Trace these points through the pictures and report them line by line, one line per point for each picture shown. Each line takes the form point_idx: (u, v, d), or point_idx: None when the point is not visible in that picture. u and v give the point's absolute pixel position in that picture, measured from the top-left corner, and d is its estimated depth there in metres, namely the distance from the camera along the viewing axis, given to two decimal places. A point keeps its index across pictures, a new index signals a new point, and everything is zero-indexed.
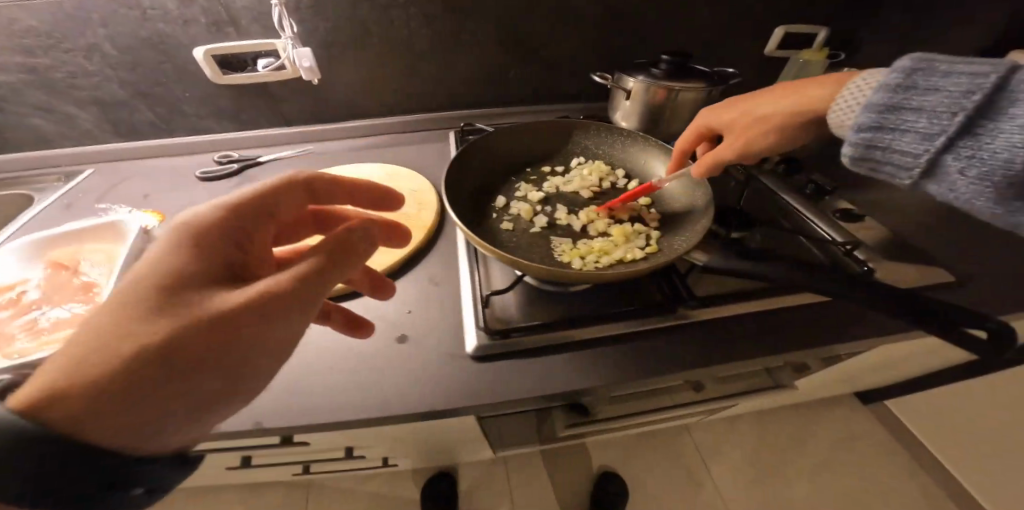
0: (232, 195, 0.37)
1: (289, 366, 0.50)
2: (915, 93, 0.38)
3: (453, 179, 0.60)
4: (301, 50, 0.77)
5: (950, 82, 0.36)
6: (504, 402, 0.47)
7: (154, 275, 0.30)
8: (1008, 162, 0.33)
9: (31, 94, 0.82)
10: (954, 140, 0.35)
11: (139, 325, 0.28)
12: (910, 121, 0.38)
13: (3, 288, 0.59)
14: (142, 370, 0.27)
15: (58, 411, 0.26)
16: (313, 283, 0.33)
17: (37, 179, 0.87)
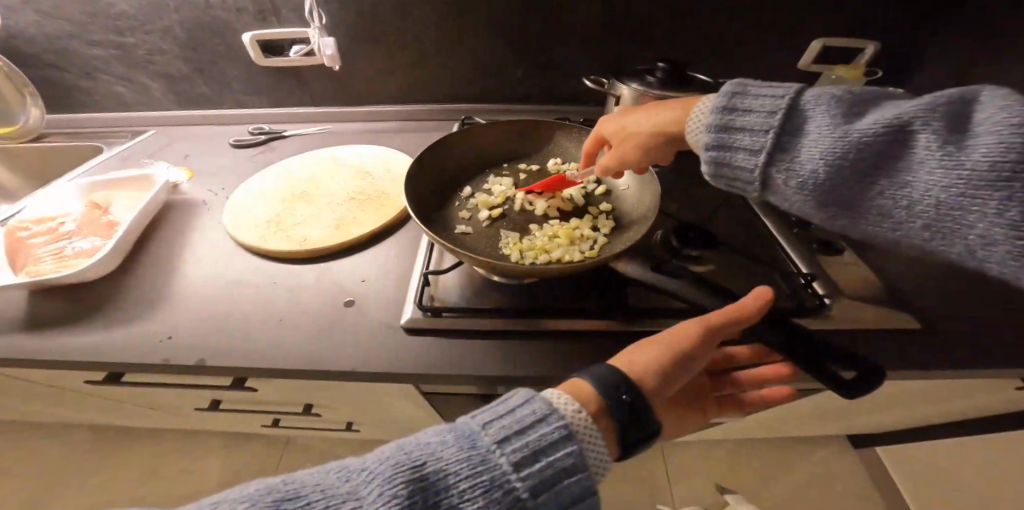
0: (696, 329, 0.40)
1: (249, 313, 0.56)
2: (737, 114, 0.40)
3: (423, 170, 0.66)
4: (325, 40, 0.83)
5: (757, 103, 0.39)
6: (422, 375, 0.50)
7: (686, 326, 0.40)
8: (818, 167, 0.35)
9: (113, 65, 0.96)
10: (779, 150, 0.37)
11: (634, 353, 0.39)
12: (738, 139, 0.40)
13: (48, 219, 0.71)
14: (457, 448, 0.28)
15: (438, 474, 0.27)
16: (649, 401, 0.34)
17: (108, 136, 1.01)
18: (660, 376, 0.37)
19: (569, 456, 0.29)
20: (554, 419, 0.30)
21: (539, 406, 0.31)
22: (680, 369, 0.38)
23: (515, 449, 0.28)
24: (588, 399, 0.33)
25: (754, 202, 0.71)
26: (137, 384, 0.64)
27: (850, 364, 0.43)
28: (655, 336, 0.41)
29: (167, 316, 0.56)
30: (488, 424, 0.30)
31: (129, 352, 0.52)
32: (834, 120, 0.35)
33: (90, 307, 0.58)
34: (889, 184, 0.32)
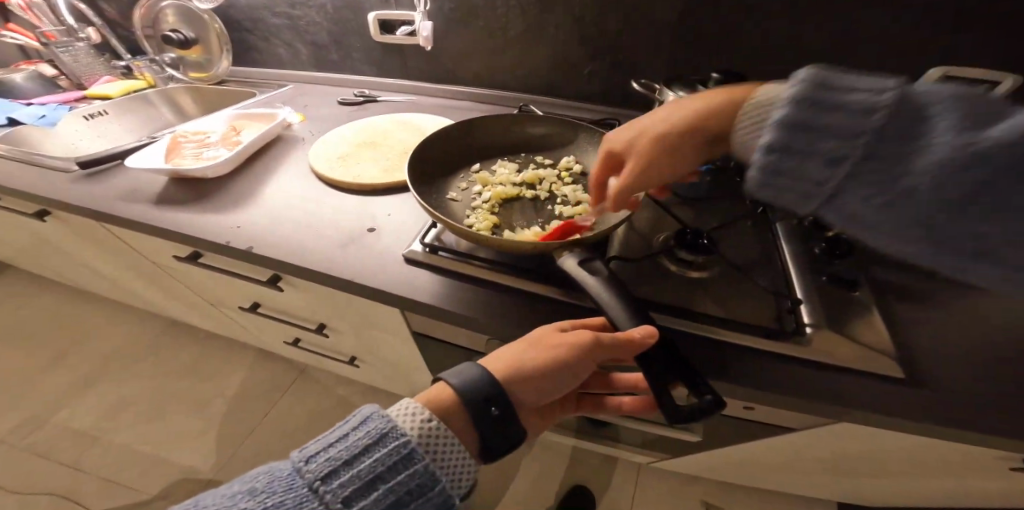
0: (571, 348, 0.46)
1: (296, 221, 0.71)
2: (833, 106, 0.35)
3: (449, 140, 0.72)
4: (425, 23, 0.98)
5: (859, 96, 0.34)
6: (409, 298, 0.60)
7: (567, 345, 0.46)
8: (888, 174, 0.33)
9: (270, 27, 1.19)
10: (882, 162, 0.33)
11: (510, 358, 0.47)
12: (824, 136, 0.35)
13: (198, 133, 0.91)
14: (288, 471, 0.36)
15: (272, 492, 0.34)
16: (484, 409, 0.43)
17: (262, 85, 1.27)
18: (533, 377, 0.45)
19: (410, 477, 0.37)
20: (393, 440, 0.38)
21: (375, 428, 0.38)
22: (546, 383, 0.46)
23: (343, 482, 0.35)
24: (451, 408, 0.43)
25: (782, 226, 0.69)
26: (206, 265, 0.81)
27: (695, 395, 0.41)
28: (535, 343, 0.47)
29: (242, 212, 0.73)
30: (314, 461, 0.36)
31: (209, 231, 0.69)
32: (960, 132, 0.31)
33: (202, 197, 0.77)
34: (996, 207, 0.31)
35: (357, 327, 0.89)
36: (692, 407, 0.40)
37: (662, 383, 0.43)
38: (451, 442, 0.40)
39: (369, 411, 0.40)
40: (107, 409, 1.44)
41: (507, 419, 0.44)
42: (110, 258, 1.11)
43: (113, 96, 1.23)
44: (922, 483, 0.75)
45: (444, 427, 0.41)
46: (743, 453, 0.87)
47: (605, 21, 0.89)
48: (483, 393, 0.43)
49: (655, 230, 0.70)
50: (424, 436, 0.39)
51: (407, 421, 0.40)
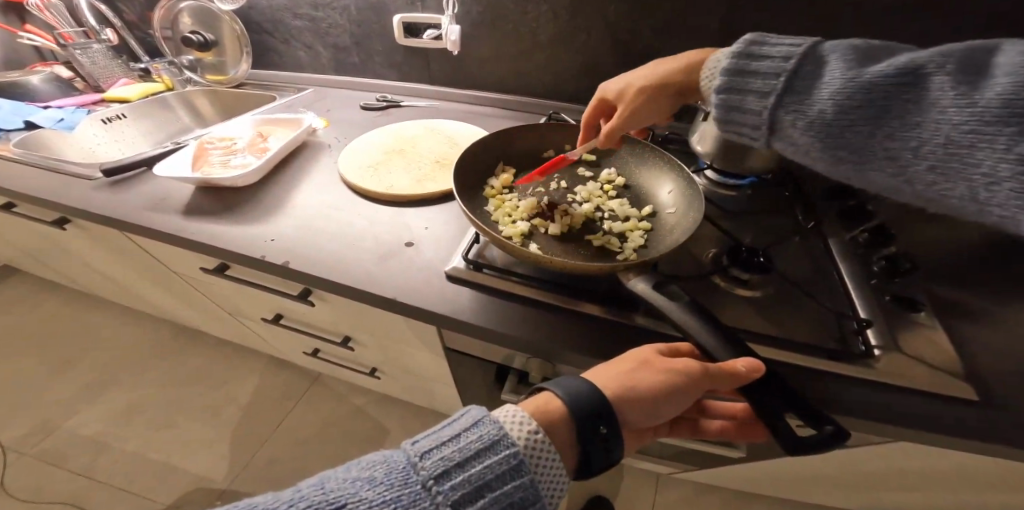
0: (680, 375, 0.43)
1: (330, 233, 0.69)
2: (759, 59, 0.46)
3: (485, 151, 0.69)
4: (453, 27, 0.95)
5: (775, 50, 0.45)
6: (453, 316, 0.58)
7: (673, 370, 0.43)
8: (830, 109, 0.40)
9: (287, 29, 1.16)
10: (849, 97, 0.39)
11: (620, 376, 0.43)
12: (756, 83, 0.45)
13: (224, 139, 0.89)
14: (403, 465, 0.34)
15: (390, 483, 0.33)
16: (587, 431, 0.40)
17: (281, 89, 1.24)
18: (638, 400, 0.42)
19: (517, 488, 0.35)
20: (503, 448, 0.36)
21: (487, 433, 0.36)
22: (656, 406, 0.43)
23: (454, 484, 0.33)
24: (558, 423, 0.40)
25: (835, 244, 0.67)
26: (234, 277, 0.79)
27: (814, 425, 0.40)
28: (644, 365, 0.44)
29: (274, 224, 0.71)
30: (428, 457, 0.35)
31: (244, 245, 0.67)
32: (844, 66, 0.40)
33: (232, 207, 0.75)
34: (908, 125, 0.37)
35: (384, 340, 0.87)
36: (816, 438, 0.39)
37: (780, 413, 0.41)
38: (555, 457, 0.38)
39: (478, 414, 0.38)
40: (120, 414, 1.43)
41: (613, 440, 0.41)
42: (126, 264, 1.10)
43: (131, 99, 1.20)
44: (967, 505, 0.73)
45: (550, 440, 0.38)
46: (778, 469, 0.85)
47: (643, 26, 0.86)
48: (594, 412, 0.40)
49: (702, 246, 0.68)
50: (532, 446, 0.37)
51: (515, 428, 0.38)
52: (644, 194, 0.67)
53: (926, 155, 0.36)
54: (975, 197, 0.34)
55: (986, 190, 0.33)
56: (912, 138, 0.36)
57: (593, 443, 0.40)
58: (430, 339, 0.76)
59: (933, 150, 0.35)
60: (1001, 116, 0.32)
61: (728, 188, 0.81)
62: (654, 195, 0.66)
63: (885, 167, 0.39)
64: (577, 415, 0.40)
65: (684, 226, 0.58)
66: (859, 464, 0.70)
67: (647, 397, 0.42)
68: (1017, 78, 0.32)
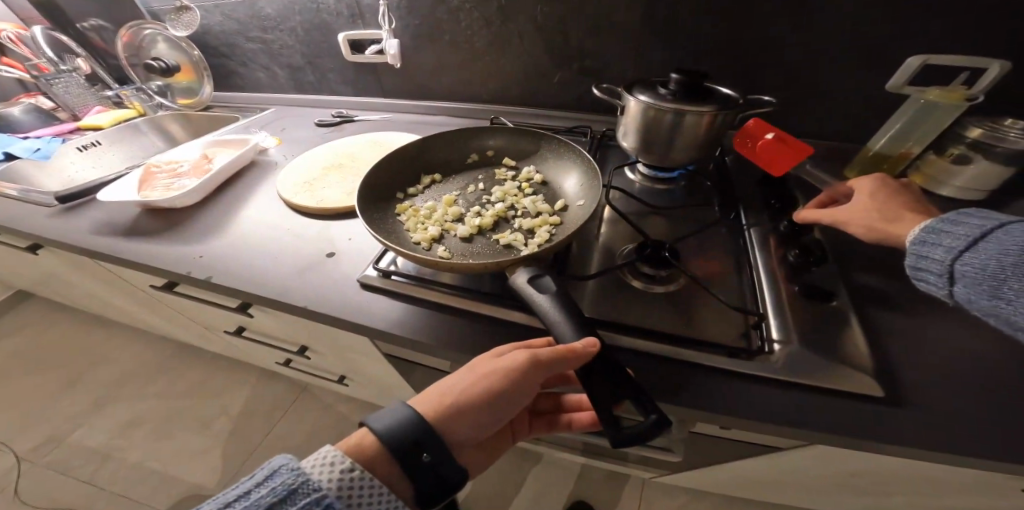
0: (498, 377, 0.43)
1: (259, 249, 0.71)
2: (949, 224, 0.45)
3: (405, 160, 0.71)
4: (391, 41, 0.98)
5: (960, 224, 0.44)
6: (365, 326, 0.59)
7: (499, 371, 0.43)
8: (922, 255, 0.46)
9: (245, 51, 1.19)
10: (931, 225, 0.47)
11: (441, 394, 0.44)
12: (936, 237, 0.46)
13: (172, 162, 0.92)
14: None
15: None
16: (408, 454, 0.41)
17: (245, 110, 1.27)
18: (464, 409, 0.43)
19: None
20: (302, 494, 0.37)
21: (284, 483, 0.38)
22: (482, 415, 0.44)
23: None
24: (373, 456, 0.41)
25: (755, 234, 0.69)
26: (181, 294, 0.82)
27: (642, 410, 0.38)
28: (468, 373, 0.45)
29: (208, 242, 0.74)
30: None
31: (175, 265, 0.69)
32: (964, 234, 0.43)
33: (175, 228, 0.78)
34: (974, 272, 0.42)
35: (335, 350, 0.89)
36: (640, 427, 0.37)
37: (615, 401, 0.40)
38: (370, 488, 0.39)
39: (279, 463, 0.39)
40: (120, 425, 1.46)
41: (442, 459, 0.42)
42: (100, 286, 1.12)
43: (103, 126, 1.26)
44: (925, 495, 0.72)
45: (362, 476, 0.39)
46: (737, 466, 0.84)
47: (574, 29, 0.87)
48: (409, 440, 0.41)
49: (622, 243, 0.69)
50: (341, 486, 0.38)
51: (321, 472, 0.39)
52: (558, 191, 0.67)
53: (976, 277, 0.42)
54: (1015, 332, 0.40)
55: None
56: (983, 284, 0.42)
57: (421, 463, 0.41)
58: (371, 348, 0.79)
59: (980, 273, 0.41)
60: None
61: (662, 183, 0.82)
62: (568, 192, 0.66)
63: (943, 290, 0.45)
64: (390, 442, 0.41)
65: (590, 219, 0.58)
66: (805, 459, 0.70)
67: (469, 408, 0.43)
68: None
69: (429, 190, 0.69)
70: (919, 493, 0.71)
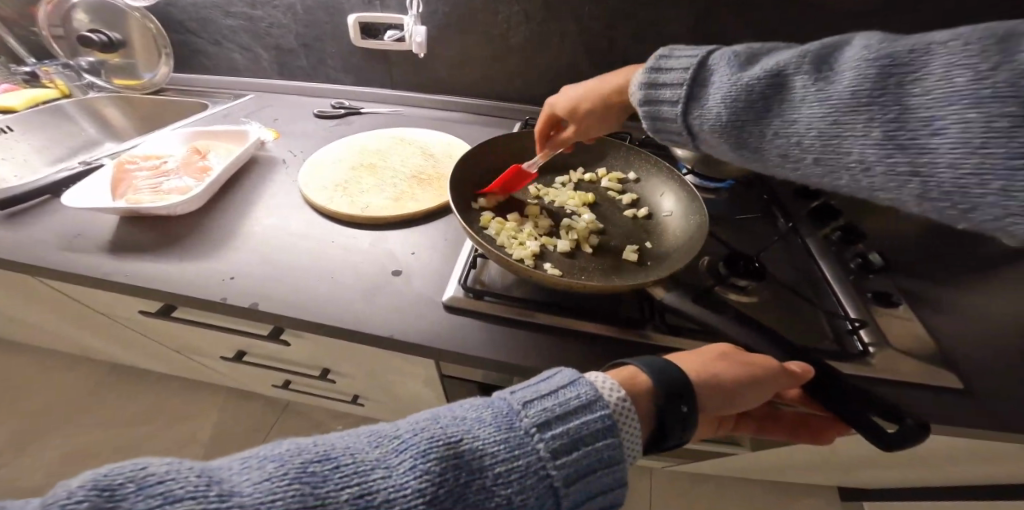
0: (766, 374, 0.40)
1: (302, 267, 0.60)
2: (798, 75, 0.36)
3: (469, 166, 0.64)
4: (417, 28, 0.88)
5: (814, 79, 0.35)
6: (458, 352, 0.52)
7: (763, 367, 0.41)
8: (807, 131, 0.35)
9: (218, 29, 1.02)
10: (754, 90, 0.38)
11: (704, 361, 0.41)
12: (787, 113, 0.37)
13: (152, 156, 0.76)
14: (501, 422, 0.31)
15: (477, 444, 0.30)
16: (669, 410, 0.37)
17: (215, 96, 1.09)
18: (723, 391, 0.39)
19: (609, 447, 0.33)
20: (599, 408, 0.34)
21: (585, 392, 0.34)
22: (738, 398, 0.39)
23: (555, 434, 0.31)
24: (643, 393, 0.37)
25: (813, 243, 0.70)
26: (180, 320, 0.67)
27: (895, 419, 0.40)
28: (722, 356, 0.42)
29: (231, 257, 0.61)
30: (529, 407, 0.33)
31: (193, 288, 0.56)
32: (824, 78, 0.35)
33: (175, 239, 0.64)
34: (887, 133, 0.31)
35: (367, 372, 0.79)
36: (904, 431, 0.38)
37: (859, 411, 0.40)
38: (637, 424, 0.35)
39: (574, 374, 0.36)
40: (44, 467, 1.19)
41: (691, 422, 0.37)
42: (25, 307, 0.89)
43: (18, 107, 0.98)
44: (964, 476, 0.77)
45: (634, 408, 0.35)
46: (787, 458, 0.85)
47: (617, 26, 0.84)
48: (677, 389, 0.37)
49: (699, 254, 0.67)
50: (622, 411, 0.35)
51: (608, 391, 0.35)
52: (642, 202, 0.65)
53: (853, 141, 0.33)
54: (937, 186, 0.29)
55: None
56: (847, 145, 0.33)
57: (677, 422, 0.37)
58: (424, 371, 0.70)
59: (853, 132, 0.33)
60: (843, 114, 0.33)
61: (709, 192, 0.81)
62: (655, 205, 0.64)
63: (813, 165, 0.36)
64: (660, 386, 0.37)
65: (697, 236, 0.56)
66: (868, 451, 0.71)
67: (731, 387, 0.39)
68: None
69: (501, 202, 0.63)
70: (957, 474, 0.77)
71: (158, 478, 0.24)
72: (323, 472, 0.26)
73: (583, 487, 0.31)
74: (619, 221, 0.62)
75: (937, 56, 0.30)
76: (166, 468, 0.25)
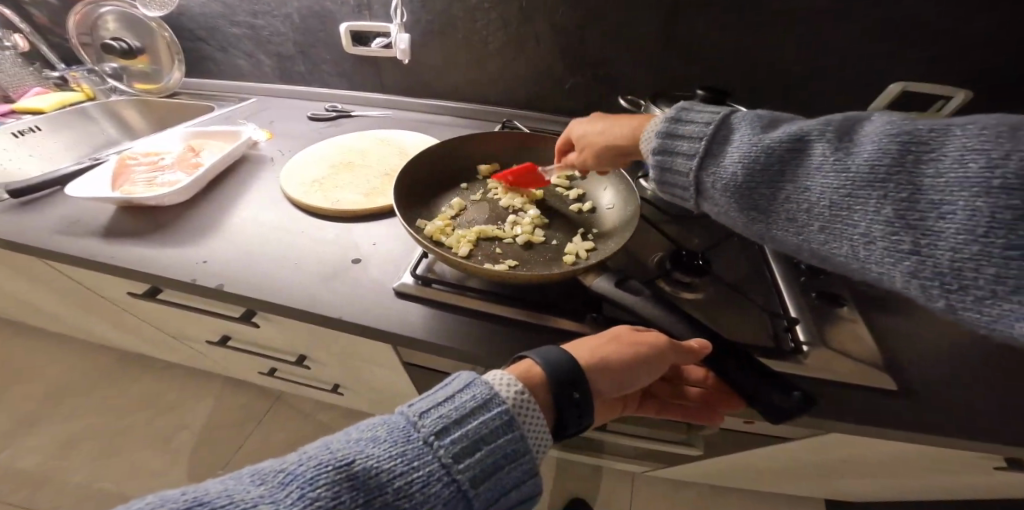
0: (656, 351, 0.44)
1: (269, 254, 0.65)
2: (733, 131, 0.42)
3: (420, 165, 0.69)
4: (402, 35, 0.93)
5: (743, 134, 0.41)
6: (401, 334, 0.55)
7: (652, 345, 0.44)
8: (737, 172, 0.40)
9: (226, 38, 1.10)
10: (698, 136, 0.44)
11: (598, 347, 0.44)
12: (717, 157, 0.42)
13: (151, 153, 0.82)
14: (396, 438, 0.33)
15: (374, 464, 0.31)
16: (566, 397, 0.39)
17: (222, 99, 1.17)
18: (616, 374, 0.42)
19: (510, 442, 0.35)
20: (494, 406, 0.36)
21: (479, 393, 0.37)
22: (626, 376, 0.43)
23: (454, 439, 0.33)
24: (538, 385, 0.39)
25: (768, 245, 0.70)
26: (164, 302, 0.73)
27: (784, 390, 0.44)
28: (616, 340, 0.45)
29: (207, 245, 0.66)
30: (426, 416, 0.35)
31: (170, 272, 0.62)
32: (753, 132, 0.40)
33: (161, 228, 0.69)
34: (794, 188, 0.37)
35: (338, 359, 0.83)
36: (788, 405, 0.43)
37: (756, 390, 0.43)
38: (540, 416, 0.37)
39: (469, 377, 0.38)
40: (60, 443, 1.28)
41: (588, 407, 0.40)
42: (41, 292, 0.97)
43: (46, 110, 1.08)
44: (930, 483, 0.75)
45: (534, 400, 0.38)
46: (753, 462, 0.84)
47: (590, 34, 0.87)
48: (570, 377, 0.40)
49: (649, 251, 0.69)
50: (520, 405, 0.37)
51: (504, 388, 0.37)
52: (586, 196, 0.68)
53: (766, 191, 0.39)
54: (827, 242, 0.36)
55: (865, 249, 0.33)
56: (760, 192, 0.39)
57: (574, 408, 0.39)
58: (387, 358, 0.74)
59: (763, 181, 0.39)
60: (761, 165, 0.39)
61: None
62: (598, 198, 0.67)
63: (728, 205, 0.42)
64: (556, 375, 0.40)
65: (632, 224, 0.59)
66: (825, 453, 0.71)
67: (624, 367, 0.43)
68: (883, 145, 0.33)
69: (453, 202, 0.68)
70: (924, 482, 0.75)
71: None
72: None
73: (490, 487, 0.33)
74: (564, 215, 0.65)
75: (838, 131, 0.36)
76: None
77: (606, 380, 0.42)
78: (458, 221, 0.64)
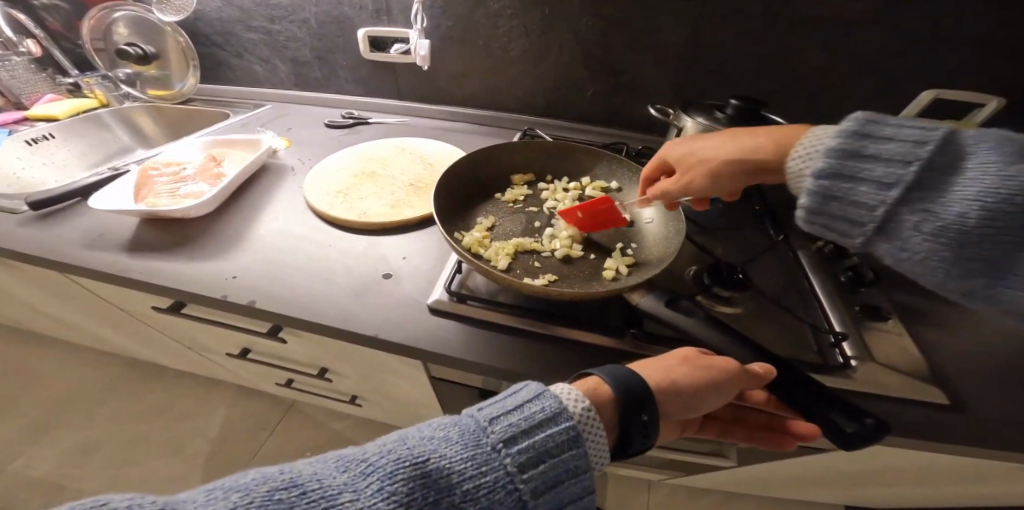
0: (723, 375, 0.42)
1: (298, 268, 0.64)
2: (963, 157, 0.35)
3: (452, 176, 0.68)
4: (421, 41, 0.90)
5: (981, 165, 0.34)
6: (437, 353, 0.54)
7: (718, 369, 0.43)
8: (966, 216, 0.34)
9: (241, 44, 1.09)
10: (908, 164, 0.37)
11: (662, 367, 0.43)
12: (940, 190, 0.35)
13: (171, 163, 0.81)
14: (467, 440, 0.32)
15: (447, 465, 0.31)
16: (633, 418, 0.38)
17: (236, 105, 1.16)
18: (682, 396, 0.41)
19: (573, 458, 0.34)
20: (562, 420, 0.35)
21: (549, 405, 0.35)
22: (690, 398, 0.41)
23: (521, 448, 0.33)
24: (605, 403, 0.38)
25: (805, 256, 0.70)
26: (188, 316, 0.72)
27: (856, 418, 0.42)
28: (680, 361, 0.44)
29: (234, 258, 0.66)
30: (497, 422, 0.34)
31: (198, 287, 0.60)
32: (1003, 164, 0.33)
33: (187, 241, 0.68)
34: None
35: (363, 372, 0.82)
36: (861, 431, 0.41)
37: (824, 413, 0.42)
38: (603, 434, 0.36)
39: (539, 387, 0.37)
40: (75, 452, 1.27)
41: (652, 430, 0.39)
42: (59, 302, 0.96)
43: (59, 116, 1.06)
44: (964, 493, 0.74)
45: (598, 417, 0.37)
46: (781, 472, 0.83)
47: (615, 39, 0.86)
48: (637, 397, 0.39)
49: (683, 263, 0.68)
50: (585, 421, 0.36)
51: (572, 403, 0.36)
52: (621, 208, 0.68)
53: (1004, 243, 0.33)
54: None
55: None
56: (987, 242, 0.33)
57: (640, 430, 0.38)
58: (415, 373, 0.73)
59: (1004, 231, 0.33)
60: (1013, 211, 0.32)
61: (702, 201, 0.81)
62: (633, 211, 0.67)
63: (927, 252, 0.36)
64: (624, 395, 0.38)
65: (674, 241, 0.59)
66: (860, 464, 0.70)
67: (691, 389, 0.41)
68: None
69: (486, 214, 0.67)
70: (959, 491, 0.74)
71: (122, 508, 0.26)
72: (290, 499, 0.27)
73: (548, 501, 0.32)
74: (601, 227, 0.65)
75: None
76: (128, 502, 0.26)
77: (671, 402, 0.41)
78: (495, 233, 0.64)
